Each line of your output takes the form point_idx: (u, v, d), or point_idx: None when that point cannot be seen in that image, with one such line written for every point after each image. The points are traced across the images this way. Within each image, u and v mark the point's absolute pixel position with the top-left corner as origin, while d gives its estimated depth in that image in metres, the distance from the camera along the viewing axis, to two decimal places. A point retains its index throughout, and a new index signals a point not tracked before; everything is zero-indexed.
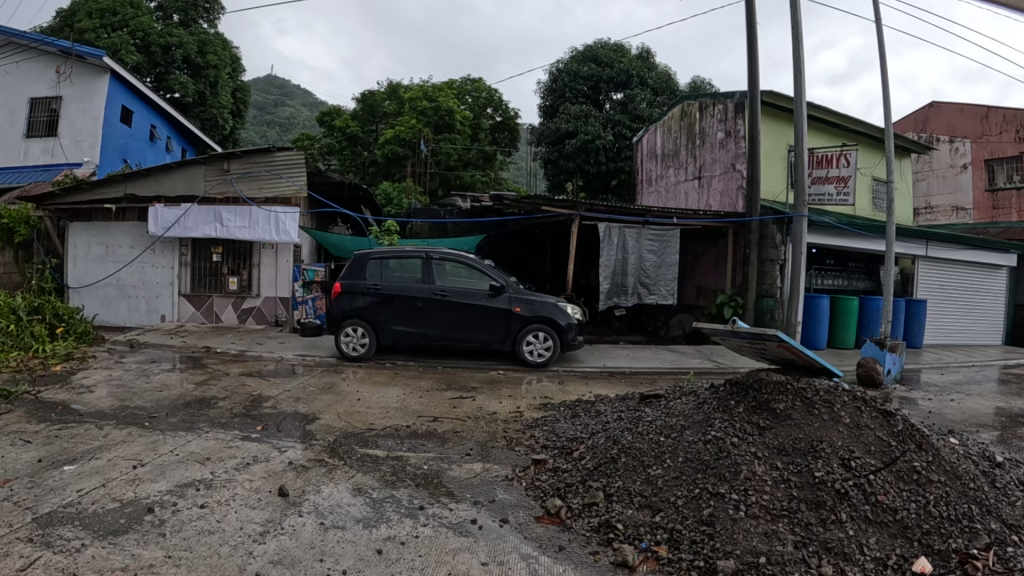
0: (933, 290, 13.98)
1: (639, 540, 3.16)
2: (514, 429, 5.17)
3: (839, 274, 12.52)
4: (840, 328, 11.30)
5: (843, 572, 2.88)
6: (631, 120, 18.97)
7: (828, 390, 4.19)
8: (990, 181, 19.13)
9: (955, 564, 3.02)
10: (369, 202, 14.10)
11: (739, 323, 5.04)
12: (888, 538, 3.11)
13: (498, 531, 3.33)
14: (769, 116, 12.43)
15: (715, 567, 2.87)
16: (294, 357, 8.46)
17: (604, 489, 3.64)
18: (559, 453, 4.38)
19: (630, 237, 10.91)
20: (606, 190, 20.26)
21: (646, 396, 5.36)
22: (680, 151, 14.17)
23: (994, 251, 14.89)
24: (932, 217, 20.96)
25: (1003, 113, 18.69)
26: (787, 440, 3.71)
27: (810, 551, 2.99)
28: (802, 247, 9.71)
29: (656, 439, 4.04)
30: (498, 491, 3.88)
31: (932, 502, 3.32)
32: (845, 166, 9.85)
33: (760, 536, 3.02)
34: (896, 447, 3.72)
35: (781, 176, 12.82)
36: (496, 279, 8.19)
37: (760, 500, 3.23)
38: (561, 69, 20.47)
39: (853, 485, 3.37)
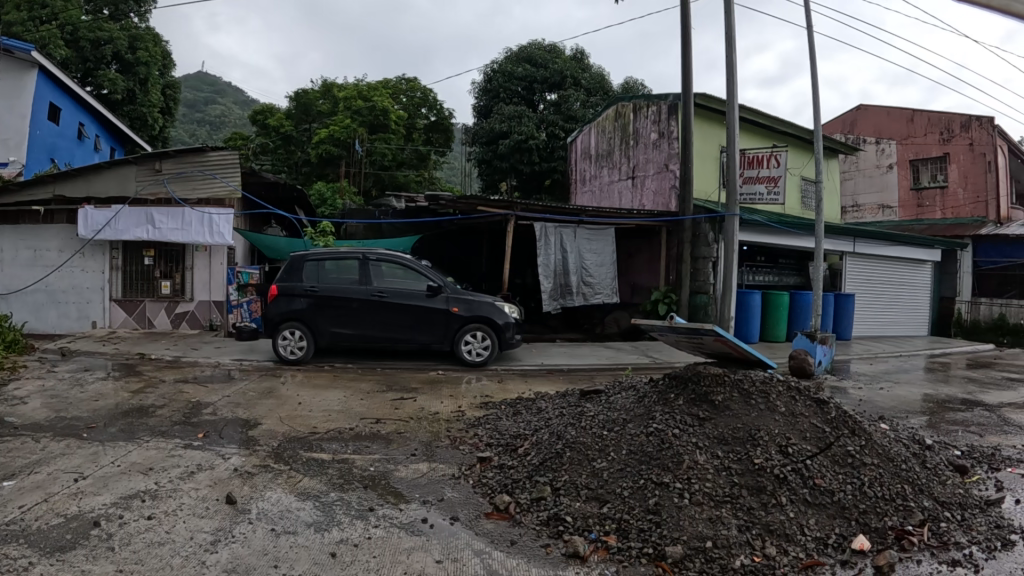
0: (861, 284, 14.47)
1: (588, 531, 3.25)
2: (457, 428, 5.22)
3: (769, 270, 12.90)
4: (771, 322, 11.64)
5: (785, 552, 3.04)
6: (564, 121, 19.18)
7: (763, 380, 4.36)
8: (915, 180, 19.92)
9: (892, 540, 3.23)
10: (304, 204, 13.98)
11: (676, 319, 5.18)
12: (827, 518, 3.29)
13: (450, 529, 3.40)
14: (701, 117, 12.73)
15: (663, 553, 2.99)
16: (231, 362, 8.35)
17: (551, 482, 3.74)
18: (504, 449, 4.47)
19: (566, 236, 11.01)
20: (539, 190, 20.43)
21: (586, 391, 5.47)
22: (613, 151, 14.39)
23: (918, 247, 15.52)
24: (859, 215, 21.66)
25: (929, 115, 19.43)
26: (727, 430, 3.86)
27: (753, 533, 3.13)
28: (734, 249, 9.93)
29: (599, 433, 4.15)
30: (447, 489, 3.94)
31: (866, 483, 3.52)
32: (775, 167, 10.14)
33: (704, 521, 3.15)
34: (831, 432, 3.91)
35: (713, 175, 13.13)
36: (433, 279, 8.26)
37: (704, 488, 3.36)
38: (495, 70, 20.57)
39: (792, 470, 3.53)
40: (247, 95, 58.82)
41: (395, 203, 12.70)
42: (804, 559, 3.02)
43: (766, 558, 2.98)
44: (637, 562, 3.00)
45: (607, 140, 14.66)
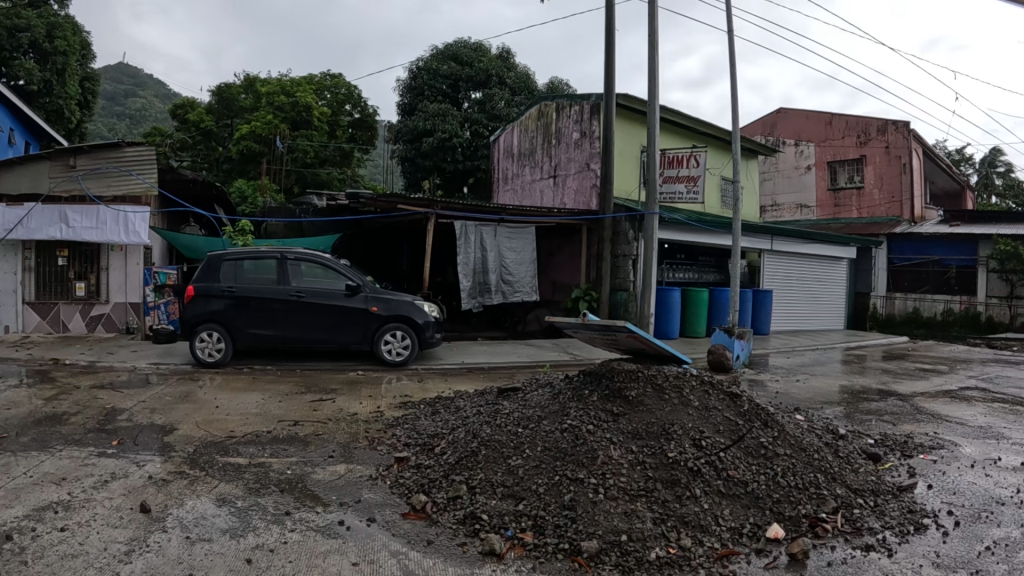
0: (780, 281, 14.82)
1: (505, 528, 3.22)
2: (375, 428, 5.15)
3: (689, 267, 13.14)
4: (692, 318, 11.83)
5: (701, 543, 3.07)
6: (488, 119, 19.26)
7: (677, 375, 4.40)
8: (832, 181, 20.79)
9: (806, 528, 3.33)
10: (223, 202, 13.66)
11: (590, 315, 5.17)
12: (741, 508, 3.34)
13: (367, 531, 3.33)
14: (622, 117, 12.89)
15: (579, 549, 2.97)
16: (149, 366, 8.08)
17: (467, 481, 3.69)
18: (420, 450, 4.41)
19: (486, 234, 10.98)
20: (463, 188, 20.44)
21: (502, 389, 5.44)
22: (535, 150, 14.42)
23: (834, 245, 16.03)
24: (777, 214, 22.40)
25: (846, 119, 20.18)
26: (641, 424, 3.87)
27: (668, 525, 3.14)
28: (653, 243, 10.10)
29: (514, 431, 4.11)
30: (364, 491, 3.86)
31: (779, 472, 3.60)
32: (695, 166, 10.32)
33: (620, 515, 3.15)
34: (744, 424, 3.97)
35: (634, 174, 13.31)
36: (352, 279, 8.16)
37: (618, 482, 3.36)
38: (421, 67, 20.32)
39: (706, 462, 3.57)
40: (169, 88, 57.30)
41: (316, 201, 12.50)
42: (719, 549, 3.06)
43: (681, 549, 3.00)
44: (553, 558, 2.98)
45: (530, 140, 14.66)
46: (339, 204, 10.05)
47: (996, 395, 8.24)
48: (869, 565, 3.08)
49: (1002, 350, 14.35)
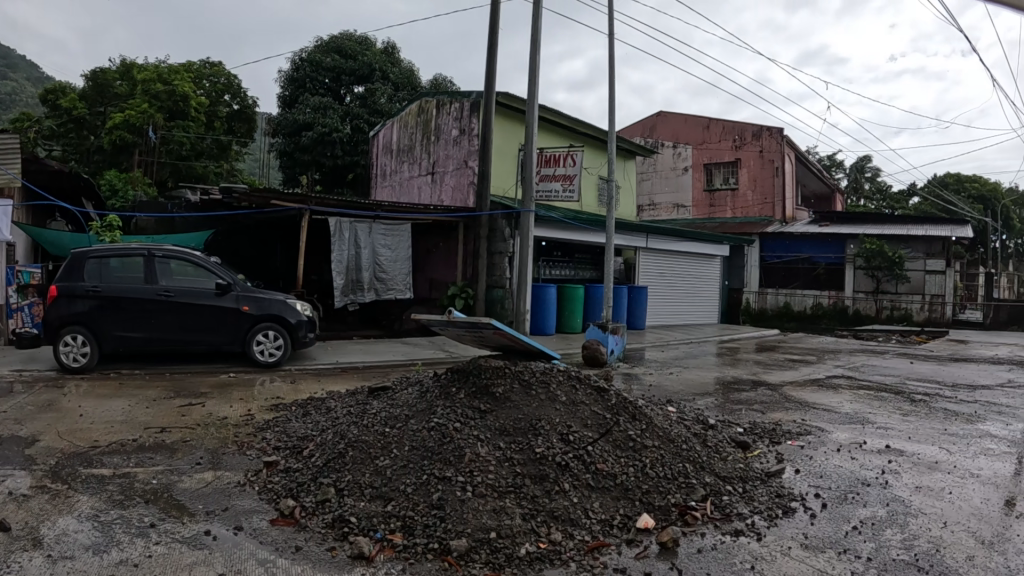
0: (655, 277, 15.26)
1: (374, 530, 3.16)
2: (245, 432, 5.00)
3: (564, 266, 13.43)
4: (567, 315, 12.21)
5: (571, 536, 3.12)
6: (370, 114, 19.16)
7: (544, 371, 4.47)
8: (708, 182, 22.95)
9: (676, 516, 3.45)
10: (90, 195, 12.94)
11: (455, 313, 5.07)
12: (611, 500, 3.43)
13: (234, 540, 3.21)
14: (502, 116, 13.01)
15: (450, 547, 2.95)
16: (10, 374, 7.58)
17: (335, 483, 3.61)
18: (290, 453, 4.29)
19: (361, 231, 10.83)
20: (343, 183, 20.22)
21: (374, 389, 5.37)
22: (415, 147, 14.34)
23: (709, 243, 16.80)
24: (655, 212, 24.63)
25: (722, 124, 22.34)
26: (508, 421, 3.90)
27: (539, 520, 3.17)
28: (529, 241, 10.50)
29: (381, 431, 4.06)
30: (231, 498, 3.73)
31: (648, 464, 3.73)
32: (571, 166, 10.48)
33: (488, 512, 3.15)
34: (610, 418, 4.08)
35: (510, 172, 13.39)
36: (222, 277, 7.90)
37: (486, 479, 3.36)
38: (304, 58, 19.66)
39: (575, 457, 3.64)
40: (32, 70, 53.78)
41: (190, 196, 12.03)
42: (590, 542, 3.11)
43: (551, 543, 3.04)
44: (422, 558, 2.94)
45: (409, 137, 14.51)
46: (213, 200, 9.72)
47: (855, 383, 8.79)
48: (737, 548, 3.24)
49: (865, 342, 15.30)
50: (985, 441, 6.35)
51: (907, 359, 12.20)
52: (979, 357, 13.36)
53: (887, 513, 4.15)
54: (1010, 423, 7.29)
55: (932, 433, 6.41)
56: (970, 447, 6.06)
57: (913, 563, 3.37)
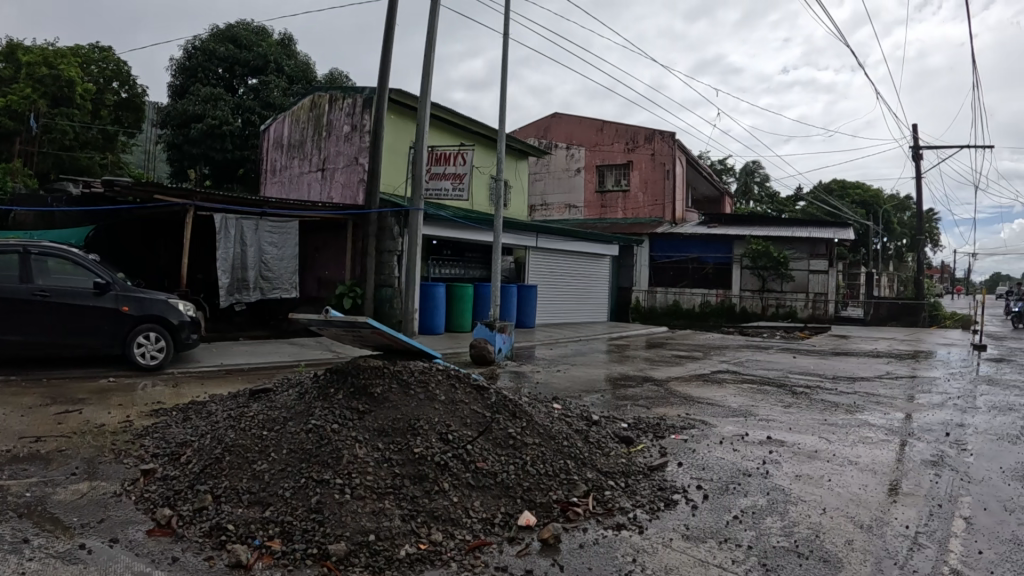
0: (545, 276, 16.11)
1: (252, 537, 3.16)
2: (123, 439, 4.84)
3: (455, 264, 13.95)
4: (457, 314, 12.72)
5: (452, 537, 3.27)
6: (262, 107, 18.78)
7: (423, 371, 4.70)
8: (600, 183, 25.03)
9: (557, 513, 3.68)
10: None
11: (332, 312, 4.84)
12: (491, 499, 3.65)
13: (109, 553, 3.11)
14: (394, 113, 13.08)
15: (328, 553, 3.00)
16: None
17: (212, 490, 3.57)
18: (167, 460, 4.20)
19: (248, 229, 10.61)
20: (233, 178, 19.75)
21: (255, 391, 5.30)
22: (305, 143, 14.15)
23: (599, 243, 17.83)
24: (546, 211, 26.45)
25: (615, 129, 24.47)
26: (387, 422, 4.04)
27: (418, 521, 3.31)
28: (417, 241, 10.69)
29: (258, 433, 4.04)
30: (106, 510, 3.61)
31: (528, 461, 4.02)
32: (461, 164, 11.01)
33: (367, 514, 3.25)
34: (490, 417, 4.39)
35: (400, 170, 13.44)
36: (101, 275, 7.63)
37: (364, 481, 3.46)
38: (198, 47, 19.02)
39: (453, 456, 3.85)
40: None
41: (71, 190, 11.48)
42: (470, 541, 3.27)
43: (431, 544, 3.17)
44: (301, 565, 2.97)
45: (300, 131, 14.29)
46: (94, 193, 9.29)
47: (739, 377, 9.21)
48: (618, 541, 3.43)
49: (752, 338, 16.02)
50: (861, 429, 6.72)
51: (791, 354, 12.84)
52: (857, 351, 14.17)
53: (768, 501, 4.33)
54: (886, 412, 7.74)
55: (813, 423, 6.74)
56: (848, 436, 6.40)
57: (793, 549, 3.58)
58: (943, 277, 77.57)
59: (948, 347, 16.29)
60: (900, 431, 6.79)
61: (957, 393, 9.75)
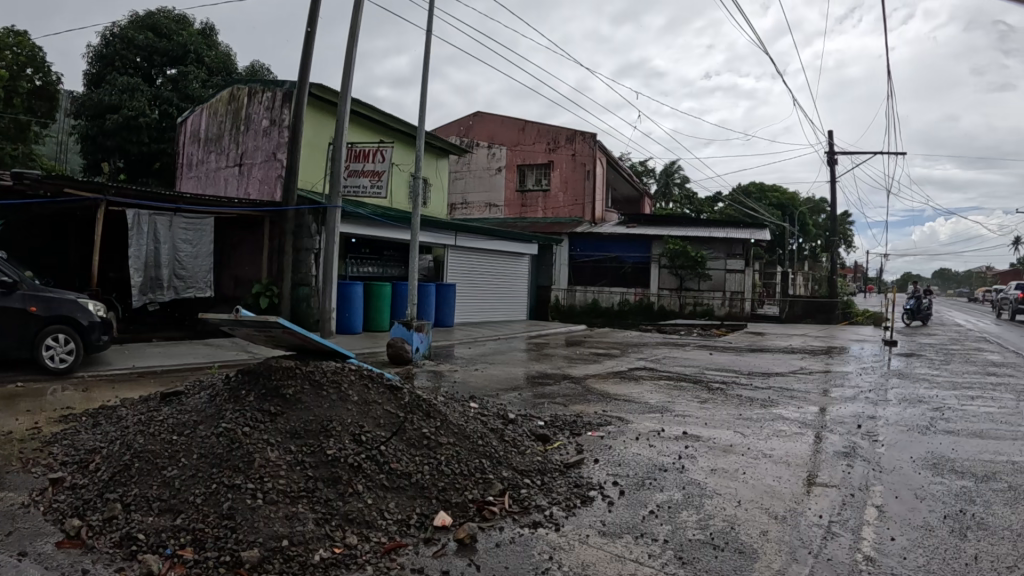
0: (463, 274, 16.65)
1: (163, 547, 3.15)
2: (31, 447, 4.71)
3: (374, 262, 14.02)
4: (375, 313, 12.71)
5: (368, 539, 3.34)
6: (181, 99, 18.37)
7: (335, 371, 4.76)
8: (521, 182, 26.10)
9: (473, 513, 3.81)
10: None
11: (242, 311, 4.81)
12: (407, 500, 3.75)
13: (15, 567, 3.04)
14: (314, 108, 13.00)
15: (240, 560, 3.02)
16: None
17: (122, 499, 3.53)
18: (76, 468, 4.12)
19: (161, 225, 10.41)
20: (148, 172, 19.28)
21: (166, 394, 5.22)
22: (223, 136, 13.89)
23: (517, 241, 18.56)
24: (467, 210, 27.34)
25: (536, 129, 25.54)
26: (298, 423, 4.09)
27: (333, 525, 3.37)
28: (334, 237, 10.99)
29: (168, 438, 4.01)
30: (11, 522, 3.52)
31: (442, 461, 4.16)
32: (379, 162, 11.00)
33: (281, 518, 3.28)
34: (403, 417, 4.53)
35: (318, 166, 13.31)
36: (8, 274, 7.37)
37: (277, 485, 3.50)
38: (116, 34, 18.45)
39: (367, 457, 3.94)
40: None
41: None
42: (386, 543, 3.35)
43: (347, 548, 3.23)
44: (214, 572, 2.99)
45: (218, 124, 14.02)
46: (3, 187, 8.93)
47: (657, 375, 9.48)
48: (535, 539, 3.57)
49: (670, 336, 16.49)
50: (775, 423, 6.97)
51: (708, 351, 13.24)
52: (772, 347, 14.69)
53: (684, 496, 4.48)
54: (800, 406, 8.04)
55: (729, 418, 6.96)
56: (764, 429, 6.63)
57: (708, 541, 3.75)
58: (855, 277, 80.59)
59: (860, 343, 17.02)
60: (814, 425, 7.07)
61: (868, 387, 10.20)
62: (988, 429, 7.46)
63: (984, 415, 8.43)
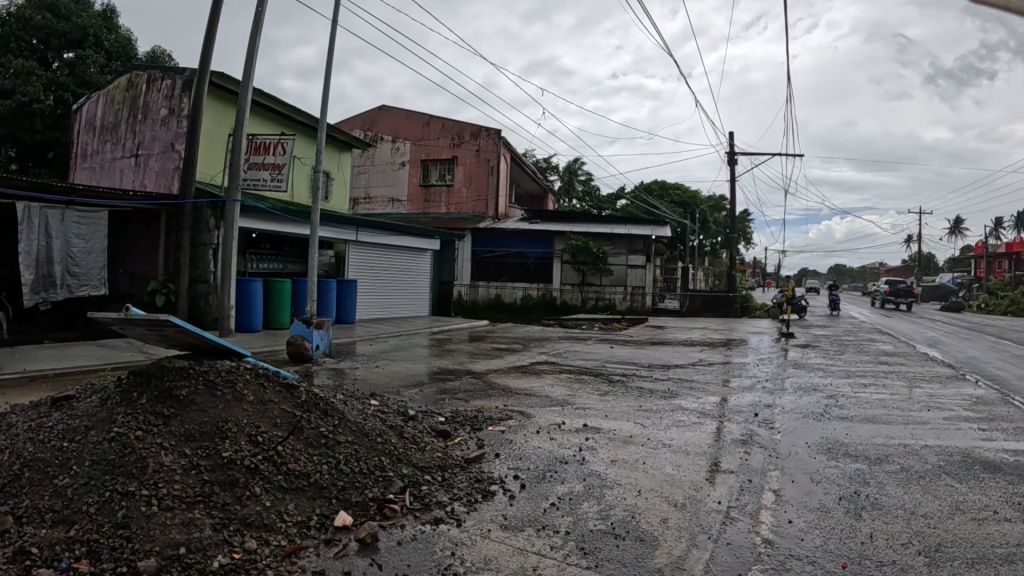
0: (364, 270, 16.67)
1: (58, 559, 3.10)
2: None
3: (274, 258, 13.87)
4: (275, 309, 12.57)
5: (267, 543, 3.41)
6: (78, 84, 17.66)
7: (229, 371, 4.77)
8: (424, 178, 26.12)
9: (373, 510, 3.92)
10: None
11: (133, 310, 4.79)
12: (306, 500, 3.85)
13: None
14: (215, 97, 12.75)
15: (138, 568, 3.03)
16: None
17: (11, 510, 3.47)
18: None
19: (53, 219, 10.04)
20: (39, 162, 18.51)
21: (57, 398, 5.09)
22: (119, 125, 13.45)
23: (418, 237, 18.73)
24: (370, 205, 27.12)
25: (441, 124, 25.63)
26: (194, 426, 4.11)
27: (232, 530, 3.42)
28: (234, 232, 10.81)
29: (59, 445, 3.95)
30: None
31: (340, 460, 4.26)
32: (280, 154, 10.91)
33: (177, 525, 3.32)
34: (301, 416, 4.60)
35: (218, 159, 13.04)
36: None
37: (172, 491, 3.52)
38: (10, 13, 17.57)
39: (264, 459, 4.01)
40: None
41: None
42: (286, 547, 3.42)
43: (245, 553, 3.28)
44: None
45: (115, 112, 13.57)
46: None
47: (559, 369, 9.71)
48: (436, 535, 3.68)
49: (572, 330, 16.89)
50: (676, 414, 7.25)
51: (608, 344, 13.61)
52: (673, 340, 15.19)
53: (583, 487, 4.65)
54: (699, 396, 8.34)
55: (630, 410, 7.21)
56: (666, 420, 6.90)
57: (609, 531, 3.92)
58: (757, 272, 83.59)
59: (759, 334, 17.73)
60: (714, 414, 7.37)
61: (763, 377, 10.69)
62: (876, 414, 7.96)
63: (871, 401, 8.98)
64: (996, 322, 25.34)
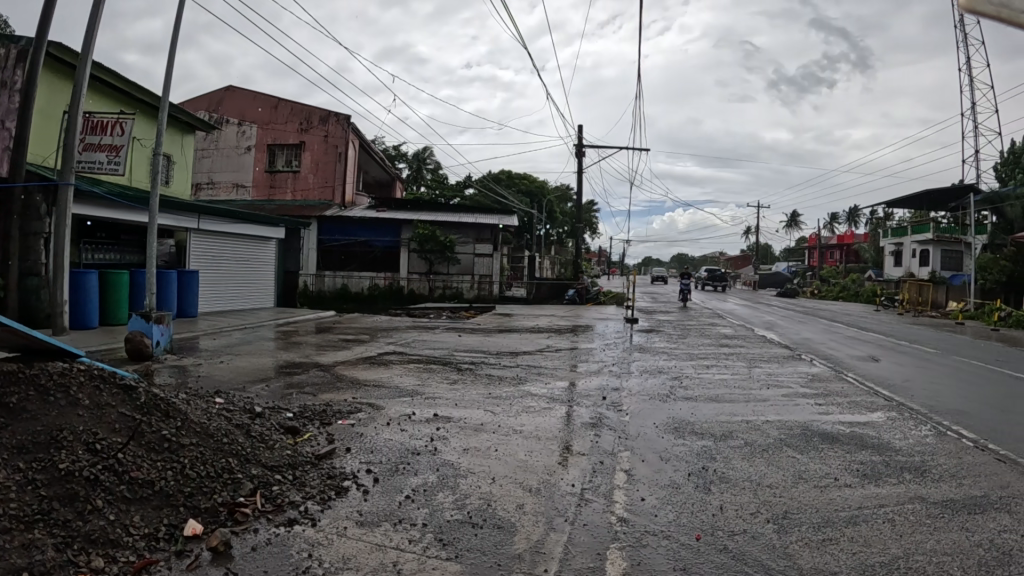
0: (207, 259, 15.74)
1: None
2: None
3: (110, 247, 12.84)
4: (112, 303, 11.58)
5: (114, 560, 3.07)
6: None
7: (62, 371, 4.27)
8: (270, 163, 25.02)
9: (225, 516, 3.63)
10: None
11: None
12: (153, 511, 3.49)
13: None
14: (53, 71, 11.66)
15: None
16: None
17: None
18: None
19: None
20: None
21: None
22: None
23: (266, 226, 17.93)
24: (213, 190, 25.72)
25: (290, 108, 24.63)
26: (24, 435, 3.66)
27: (76, 549, 3.05)
28: (67, 219, 9.86)
29: None
30: None
31: (187, 464, 3.90)
32: (119, 135, 10.02)
33: (16, 549, 2.92)
34: (142, 418, 4.17)
35: (50, 138, 11.84)
36: None
37: (7, 510, 3.10)
38: None
39: (105, 468, 3.60)
40: None
41: None
42: (135, 562, 3.09)
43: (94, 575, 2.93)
44: None
45: None
46: None
47: (406, 359, 9.53)
48: (292, 538, 3.45)
49: (419, 319, 16.68)
50: (524, 399, 7.24)
51: (455, 333, 13.52)
52: (522, 327, 15.35)
53: (437, 477, 4.51)
54: (547, 382, 8.42)
55: (477, 398, 7.12)
56: (512, 406, 6.86)
57: (467, 520, 3.80)
58: (599, 262, 86.36)
59: (605, 321, 18.24)
60: (562, 399, 7.43)
61: (612, 361, 10.97)
62: (720, 393, 8.33)
63: (715, 381, 9.38)
64: (820, 308, 27.26)
